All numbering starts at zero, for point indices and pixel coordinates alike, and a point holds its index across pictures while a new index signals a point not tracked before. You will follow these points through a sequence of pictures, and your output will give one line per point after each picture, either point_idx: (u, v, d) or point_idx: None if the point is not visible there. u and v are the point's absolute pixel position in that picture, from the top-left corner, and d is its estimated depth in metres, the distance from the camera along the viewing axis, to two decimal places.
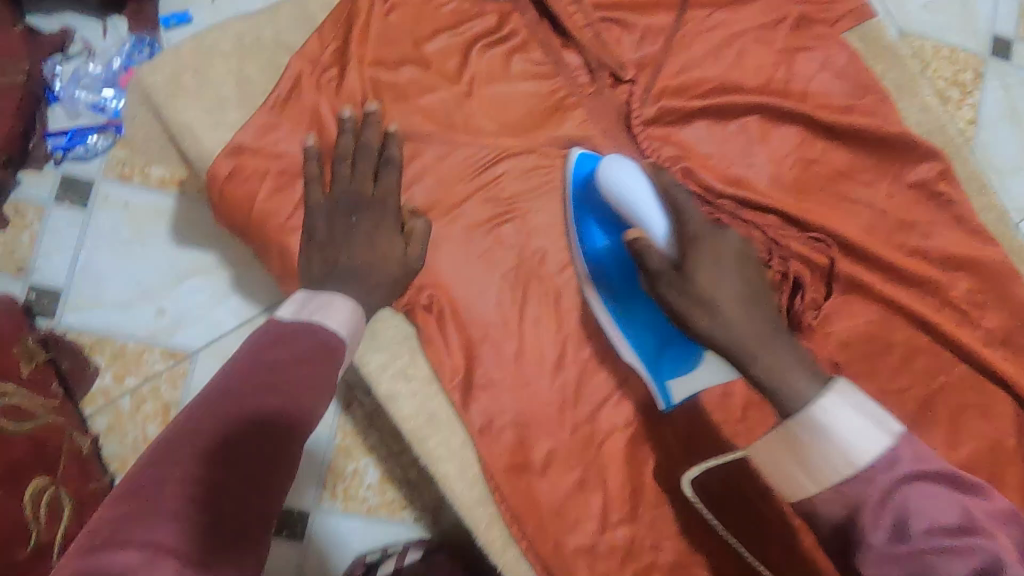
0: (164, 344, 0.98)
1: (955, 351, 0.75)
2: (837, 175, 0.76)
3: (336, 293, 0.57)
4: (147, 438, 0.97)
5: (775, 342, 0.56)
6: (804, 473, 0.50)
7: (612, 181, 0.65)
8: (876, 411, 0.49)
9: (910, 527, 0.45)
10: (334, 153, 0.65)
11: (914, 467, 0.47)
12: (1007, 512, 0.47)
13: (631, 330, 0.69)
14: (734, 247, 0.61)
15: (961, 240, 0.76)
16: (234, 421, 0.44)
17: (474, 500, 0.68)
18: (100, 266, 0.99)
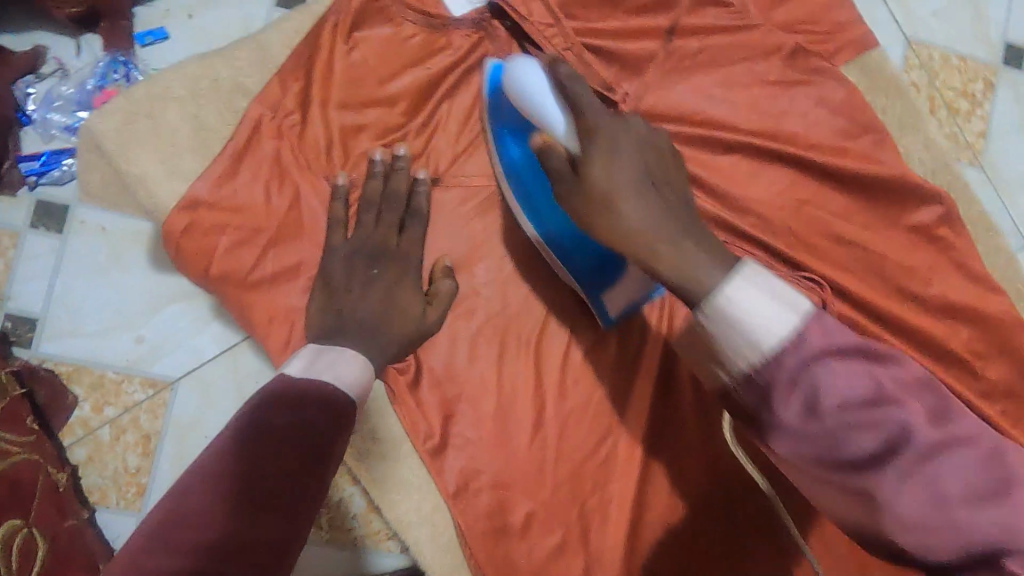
0: (144, 373, 0.92)
1: (956, 404, 0.71)
2: (833, 218, 0.71)
3: (347, 349, 0.56)
4: (128, 470, 0.90)
5: (688, 230, 0.47)
6: (719, 355, 0.43)
7: (514, 83, 0.57)
8: (782, 287, 0.41)
9: (822, 405, 0.40)
10: (362, 198, 0.63)
11: (825, 341, 0.40)
12: (920, 379, 0.42)
13: (566, 244, 0.61)
14: (637, 132, 0.52)
15: (964, 287, 0.72)
16: (257, 458, 0.46)
17: (446, 567, 0.65)
18: (76, 292, 0.92)
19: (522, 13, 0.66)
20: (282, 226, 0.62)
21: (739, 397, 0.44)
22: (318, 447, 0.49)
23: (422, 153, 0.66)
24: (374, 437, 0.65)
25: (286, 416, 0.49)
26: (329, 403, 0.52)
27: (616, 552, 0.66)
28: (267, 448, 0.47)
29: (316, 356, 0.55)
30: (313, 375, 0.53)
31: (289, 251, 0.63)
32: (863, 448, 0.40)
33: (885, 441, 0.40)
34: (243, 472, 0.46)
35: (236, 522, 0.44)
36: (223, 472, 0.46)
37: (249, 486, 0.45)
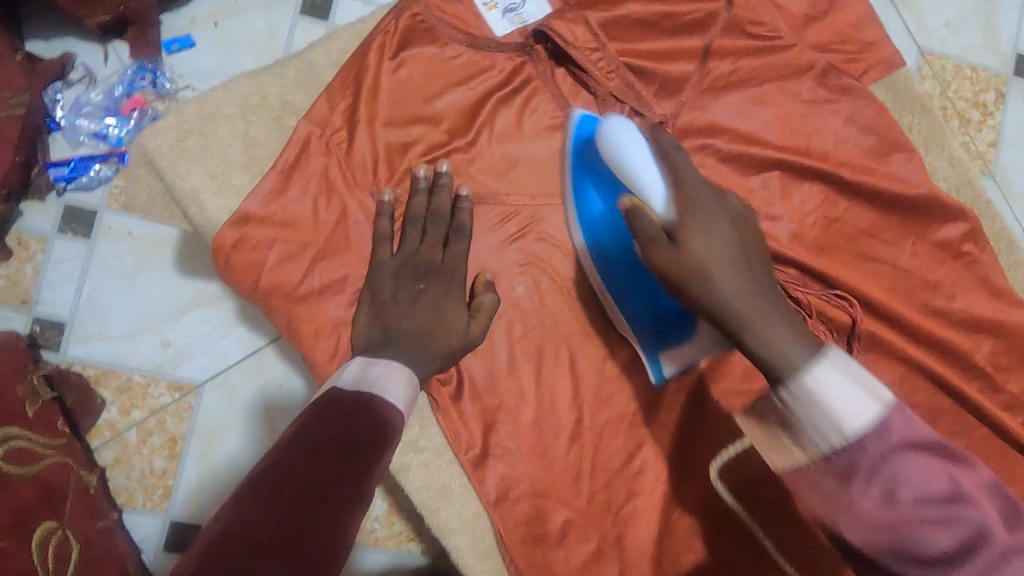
0: (170, 377, 0.94)
1: (978, 414, 0.73)
2: (860, 235, 0.73)
3: (393, 361, 0.58)
4: (154, 472, 0.92)
5: (779, 323, 0.50)
6: (794, 444, 0.47)
7: (609, 140, 0.59)
8: (869, 378, 0.45)
9: (898, 495, 0.43)
10: (406, 215, 0.65)
11: (907, 436, 0.44)
12: (988, 484, 0.45)
13: (611, 251, 0.64)
14: (730, 208, 0.55)
15: (986, 303, 0.74)
16: (309, 453, 0.48)
17: (486, 572, 0.67)
18: (104, 296, 0.94)
19: (567, 37, 0.68)
20: (330, 241, 0.64)
21: (809, 471, 0.47)
22: (365, 452, 0.50)
23: (464, 169, 0.68)
24: (419, 449, 0.67)
25: (337, 423, 0.51)
26: (373, 410, 0.54)
27: (649, 557, 0.68)
28: (319, 449, 0.48)
29: (369, 369, 0.57)
30: (362, 386, 0.56)
31: (336, 266, 0.64)
32: (938, 544, 0.43)
33: (961, 537, 0.42)
34: (295, 469, 0.47)
35: (286, 514, 0.44)
36: (277, 470, 0.47)
37: (297, 479, 0.46)
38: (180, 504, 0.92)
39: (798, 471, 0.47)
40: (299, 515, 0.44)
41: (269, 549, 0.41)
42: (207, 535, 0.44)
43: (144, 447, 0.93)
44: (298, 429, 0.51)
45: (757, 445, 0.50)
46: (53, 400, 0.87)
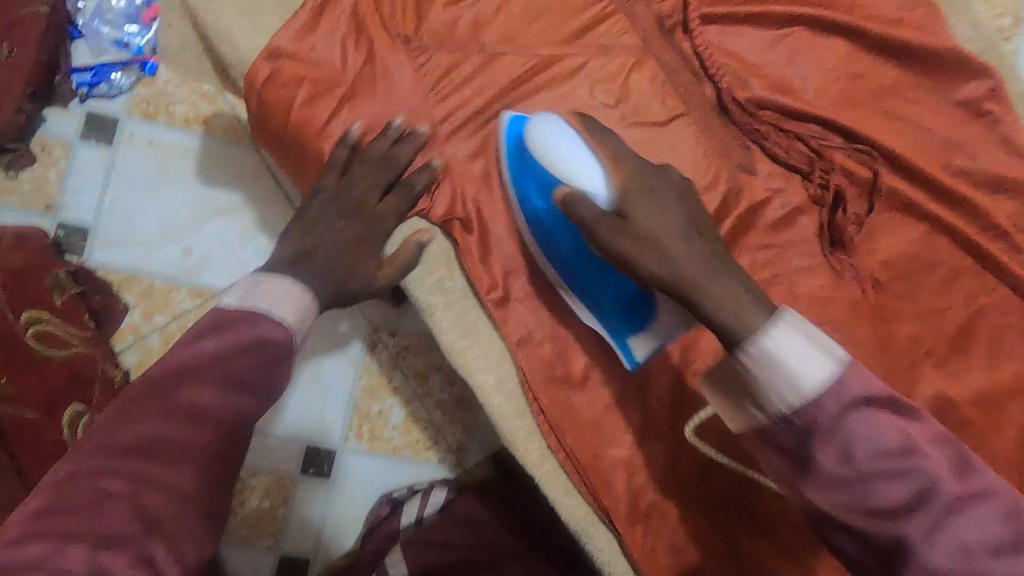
0: (191, 284, 1.17)
1: (998, 273, 0.74)
2: (882, 92, 0.73)
3: (282, 275, 0.57)
4: None
5: (713, 269, 0.55)
6: (754, 405, 0.49)
7: (541, 138, 0.61)
8: (821, 335, 0.48)
9: (853, 452, 0.46)
10: (410, 96, 0.66)
11: (861, 393, 0.46)
12: (939, 434, 0.48)
13: (548, 226, 0.65)
14: (674, 181, 0.61)
15: (1008, 163, 0.74)
16: (153, 412, 0.49)
17: (511, 412, 0.68)
18: (131, 206, 1.16)
19: None
20: (357, 81, 0.65)
21: (775, 437, 0.49)
22: (277, 387, 0.54)
23: (491, 18, 0.69)
24: (442, 284, 0.68)
25: (236, 359, 0.52)
26: (264, 341, 0.53)
27: (670, 401, 0.69)
28: (222, 401, 0.51)
29: (259, 285, 0.55)
30: (248, 305, 0.54)
31: (362, 107, 0.65)
32: (894, 497, 0.45)
33: (916, 489, 0.45)
34: (138, 437, 0.48)
35: (206, 468, 0.50)
36: (169, 425, 0.49)
37: (147, 444, 0.48)
38: None
39: (761, 430, 0.49)
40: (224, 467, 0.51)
41: (204, 503, 0.50)
42: (109, 488, 0.46)
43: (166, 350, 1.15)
44: (163, 373, 0.51)
45: (717, 406, 0.53)
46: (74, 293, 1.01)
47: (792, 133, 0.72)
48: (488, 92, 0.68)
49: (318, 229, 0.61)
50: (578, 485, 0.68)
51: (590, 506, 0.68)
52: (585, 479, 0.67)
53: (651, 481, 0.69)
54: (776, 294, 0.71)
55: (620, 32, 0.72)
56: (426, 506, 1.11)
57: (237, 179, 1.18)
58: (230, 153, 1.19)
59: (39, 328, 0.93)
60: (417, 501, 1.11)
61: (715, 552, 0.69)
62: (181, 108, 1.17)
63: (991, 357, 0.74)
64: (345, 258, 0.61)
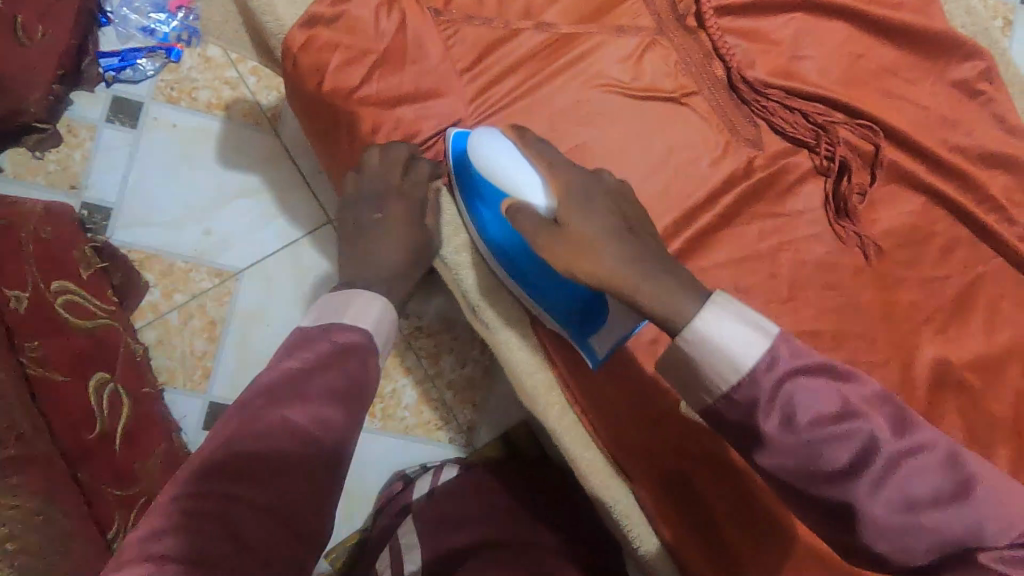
0: (210, 264, 1.20)
1: (992, 244, 0.78)
2: (883, 71, 0.78)
3: (352, 291, 0.62)
4: (195, 352, 1.19)
5: (636, 264, 0.55)
6: (701, 388, 0.51)
7: (481, 154, 0.65)
8: (753, 314, 0.50)
9: (797, 418, 0.48)
10: (438, 66, 0.70)
11: (794, 362, 0.49)
12: (879, 394, 0.51)
13: (498, 235, 0.68)
14: (603, 184, 0.63)
15: (999, 140, 0.78)
16: (249, 432, 0.50)
17: (531, 366, 0.72)
18: (153, 187, 1.20)
19: None
20: (389, 49, 0.68)
21: (727, 417, 0.51)
22: (361, 404, 0.55)
23: None
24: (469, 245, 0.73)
25: (318, 376, 0.54)
26: (341, 350, 0.56)
27: None
28: (308, 416, 0.52)
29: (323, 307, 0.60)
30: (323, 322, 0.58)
31: (392, 75, 0.69)
32: (843, 459, 0.48)
33: (858, 448, 0.48)
34: (239, 457, 0.49)
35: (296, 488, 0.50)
36: (255, 448, 0.50)
37: (246, 463, 0.49)
38: (217, 384, 1.19)
39: (711, 412, 0.51)
40: (314, 490, 0.50)
41: (298, 524, 0.49)
42: (204, 507, 0.46)
43: (186, 327, 1.19)
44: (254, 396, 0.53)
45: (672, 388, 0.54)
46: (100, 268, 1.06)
47: (800, 110, 0.76)
48: (512, 64, 0.72)
49: (354, 228, 0.69)
50: (592, 434, 0.73)
51: (605, 458, 0.73)
52: (601, 431, 0.72)
53: None
54: (783, 259, 0.75)
55: (637, 10, 0.76)
56: (438, 482, 1.10)
57: (256, 163, 1.22)
58: (250, 137, 1.22)
59: (70, 297, 0.97)
60: (429, 479, 1.12)
61: None
62: (203, 93, 1.21)
63: (987, 322, 0.78)
64: (385, 246, 0.67)
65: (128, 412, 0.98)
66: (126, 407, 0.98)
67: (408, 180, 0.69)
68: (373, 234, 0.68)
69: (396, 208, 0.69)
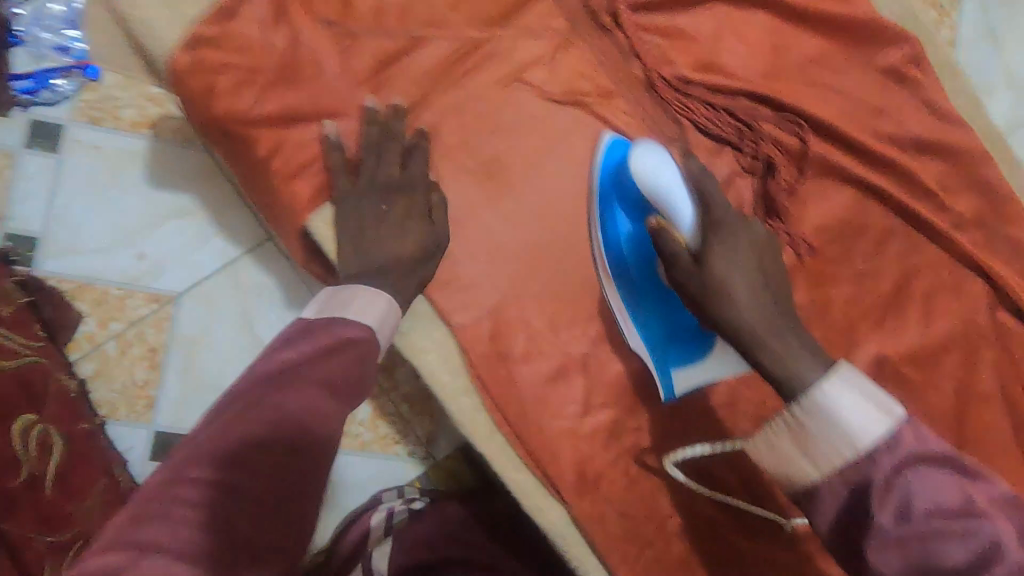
0: (146, 289, 1.16)
1: (926, 233, 0.77)
2: (807, 63, 0.75)
3: (364, 286, 0.57)
4: (137, 382, 1.15)
5: (781, 320, 0.55)
6: (806, 461, 0.47)
7: (643, 170, 0.61)
8: (879, 391, 0.45)
9: (914, 509, 0.42)
10: (337, 85, 0.66)
11: (919, 448, 0.44)
12: (1008, 499, 0.44)
13: (627, 255, 0.67)
14: (755, 235, 0.61)
15: (930, 126, 0.76)
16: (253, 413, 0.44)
17: (457, 390, 0.68)
18: (80, 214, 1.15)
19: None
20: (282, 69, 0.65)
21: (819, 513, 0.47)
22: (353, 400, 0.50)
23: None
24: None
25: (317, 372, 0.49)
26: (350, 343, 0.52)
27: (612, 372, 0.70)
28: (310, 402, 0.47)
29: (330, 297, 0.56)
30: (327, 315, 0.55)
31: (288, 94, 0.65)
32: (954, 559, 0.41)
33: (976, 550, 0.41)
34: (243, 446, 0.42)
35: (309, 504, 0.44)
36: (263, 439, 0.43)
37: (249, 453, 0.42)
38: (161, 414, 1.15)
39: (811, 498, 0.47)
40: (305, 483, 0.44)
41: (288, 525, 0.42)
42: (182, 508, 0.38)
43: (125, 356, 1.15)
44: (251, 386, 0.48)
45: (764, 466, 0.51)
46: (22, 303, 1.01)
47: (722, 107, 0.73)
48: (418, 74, 0.68)
49: (360, 225, 0.63)
50: (523, 458, 0.68)
51: (539, 481, 0.69)
52: (532, 453, 0.68)
53: (597, 451, 0.69)
54: None
55: (550, 10, 0.72)
56: None
57: (188, 182, 1.18)
58: (180, 155, 1.18)
59: None
60: None
61: (661, 516, 0.70)
62: (128, 112, 1.16)
63: (923, 314, 0.76)
64: (398, 245, 0.63)
65: (58, 451, 0.93)
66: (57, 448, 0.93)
67: (408, 172, 0.65)
68: (383, 231, 0.63)
69: (402, 201, 0.65)
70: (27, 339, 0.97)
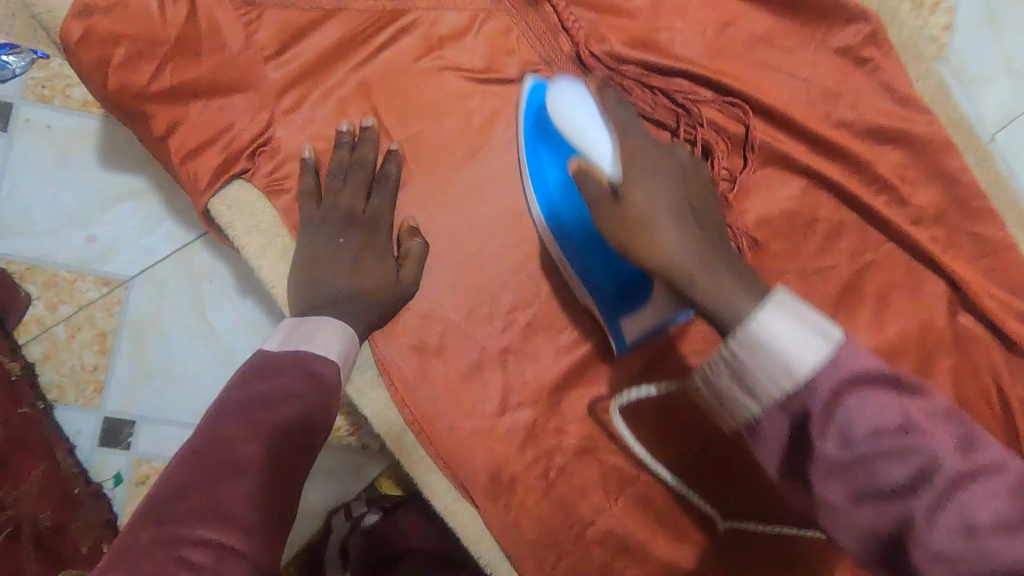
0: (96, 273, 1.13)
1: (882, 228, 0.71)
2: (755, 42, 0.70)
3: (324, 318, 0.56)
4: (85, 366, 1.12)
5: (704, 251, 0.49)
6: (744, 393, 0.43)
7: (559, 106, 0.58)
8: (817, 317, 0.42)
9: (854, 437, 0.40)
10: (242, 57, 0.61)
11: (857, 369, 0.40)
12: (947, 408, 0.41)
13: (558, 200, 0.62)
14: (677, 159, 0.55)
15: (889, 112, 0.71)
16: (262, 432, 0.46)
17: (368, 384, 0.66)
18: (28, 193, 1.11)
19: None
20: (181, 39, 0.59)
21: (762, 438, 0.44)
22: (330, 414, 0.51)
23: None
24: (286, 254, 0.63)
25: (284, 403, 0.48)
26: (319, 382, 0.51)
27: (533, 369, 0.66)
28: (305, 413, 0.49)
29: (290, 328, 0.55)
30: (290, 347, 0.53)
31: (187, 68, 0.60)
32: (896, 479, 0.39)
33: (915, 469, 0.39)
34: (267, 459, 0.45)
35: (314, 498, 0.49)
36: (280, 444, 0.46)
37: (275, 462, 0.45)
38: (110, 399, 1.12)
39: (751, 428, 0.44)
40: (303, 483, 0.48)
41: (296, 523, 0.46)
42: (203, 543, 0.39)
43: (73, 341, 1.12)
44: (232, 409, 0.47)
45: (704, 401, 0.46)
46: None
47: (657, 88, 0.68)
48: (329, 49, 0.63)
49: (314, 259, 0.61)
50: (434, 459, 0.65)
51: (452, 483, 0.65)
52: (444, 454, 0.65)
53: (514, 453, 0.65)
54: None
55: None
56: None
57: (139, 163, 1.13)
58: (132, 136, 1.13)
59: None
60: None
61: (581, 524, 0.66)
62: (77, 90, 1.11)
63: (876, 315, 0.71)
64: (357, 282, 0.60)
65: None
66: None
67: (373, 203, 0.63)
68: (338, 265, 0.60)
69: (360, 233, 0.62)
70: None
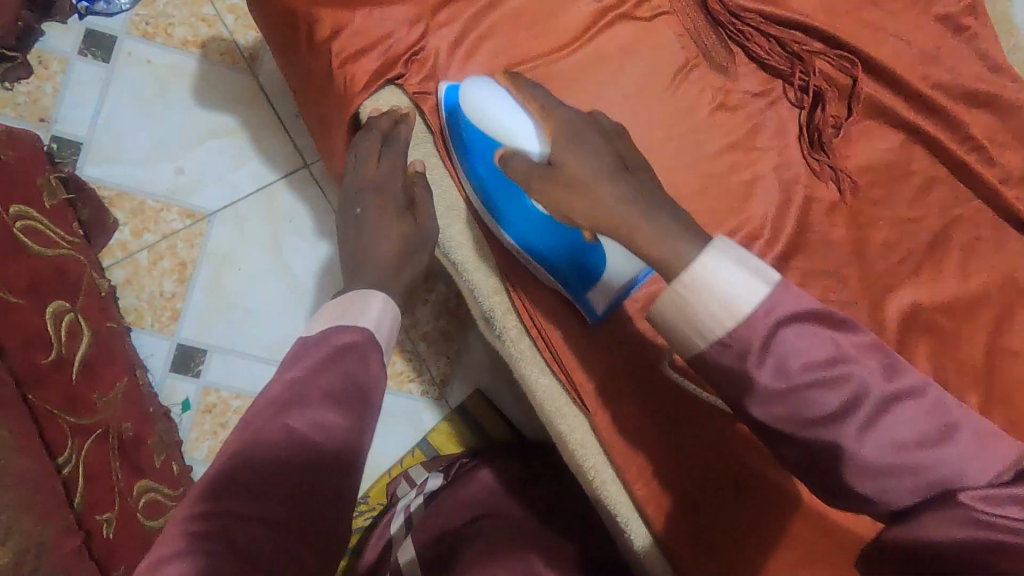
0: (181, 204, 1.07)
1: (971, 184, 0.76)
2: (864, 3, 0.75)
3: (357, 292, 0.61)
4: (164, 294, 1.06)
5: (641, 204, 0.48)
6: (692, 331, 0.44)
7: (475, 108, 0.62)
8: (755, 260, 0.43)
9: (789, 368, 0.43)
10: None
11: (788, 309, 0.42)
12: (874, 339, 0.44)
13: (492, 188, 0.66)
14: (601, 127, 0.55)
15: (984, 77, 0.76)
16: (281, 412, 0.48)
17: (491, 288, 0.69)
18: (122, 122, 1.07)
19: None
20: None
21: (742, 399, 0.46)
22: (366, 393, 0.52)
23: None
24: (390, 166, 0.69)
25: (319, 377, 0.51)
26: (338, 357, 0.53)
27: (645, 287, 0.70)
28: (333, 392, 0.51)
29: (329, 313, 0.58)
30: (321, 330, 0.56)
31: None
32: (826, 405, 0.42)
33: (845, 395, 0.42)
34: (281, 441, 0.47)
35: (315, 516, 0.45)
36: (282, 450, 0.47)
37: (288, 444, 0.47)
38: (186, 327, 1.06)
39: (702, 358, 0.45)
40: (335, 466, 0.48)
41: (321, 507, 0.46)
42: (206, 527, 0.42)
43: (155, 268, 1.06)
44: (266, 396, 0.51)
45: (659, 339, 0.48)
46: (66, 200, 0.94)
47: (773, 37, 0.74)
48: None
49: (347, 231, 0.68)
50: (549, 362, 0.69)
51: (563, 386, 0.70)
52: (559, 359, 0.69)
53: (620, 363, 0.69)
54: (758, 193, 0.73)
55: None
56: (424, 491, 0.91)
57: (233, 102, 1.09)
58: (228, 77, 1.09)
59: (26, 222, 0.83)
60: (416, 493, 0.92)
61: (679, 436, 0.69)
62: (179, 29, 1.08)
63: (963, 266, 0.75)
64: (383, 239, 0.66)
65: (87, 339, 0.87)
66: (87, 338, 0.87)
67: (384, 162, 0.68)
68: (362, 230, 0.67)
69: (383, 192, 0.68)
70: (64, 231, 0.91)
